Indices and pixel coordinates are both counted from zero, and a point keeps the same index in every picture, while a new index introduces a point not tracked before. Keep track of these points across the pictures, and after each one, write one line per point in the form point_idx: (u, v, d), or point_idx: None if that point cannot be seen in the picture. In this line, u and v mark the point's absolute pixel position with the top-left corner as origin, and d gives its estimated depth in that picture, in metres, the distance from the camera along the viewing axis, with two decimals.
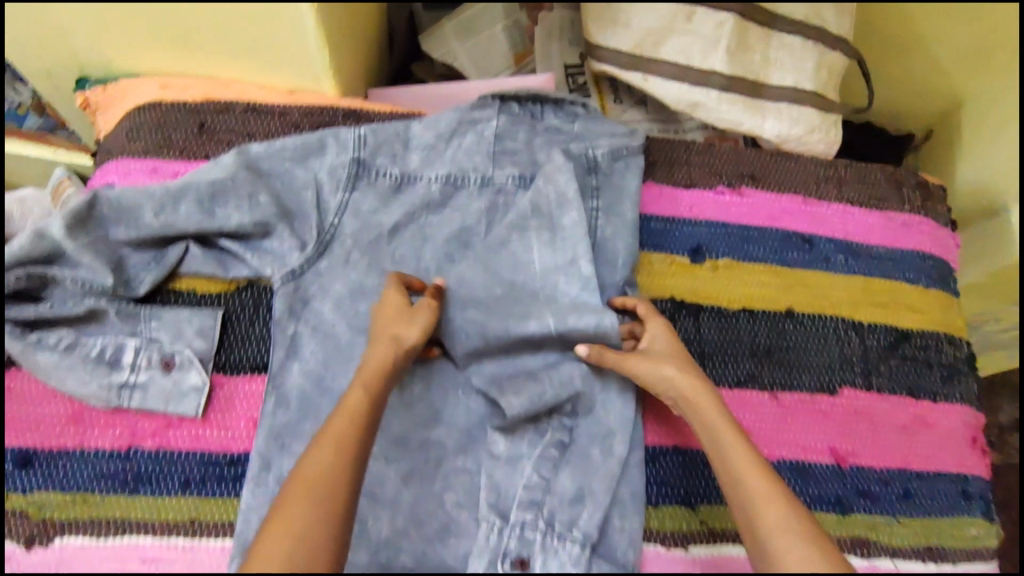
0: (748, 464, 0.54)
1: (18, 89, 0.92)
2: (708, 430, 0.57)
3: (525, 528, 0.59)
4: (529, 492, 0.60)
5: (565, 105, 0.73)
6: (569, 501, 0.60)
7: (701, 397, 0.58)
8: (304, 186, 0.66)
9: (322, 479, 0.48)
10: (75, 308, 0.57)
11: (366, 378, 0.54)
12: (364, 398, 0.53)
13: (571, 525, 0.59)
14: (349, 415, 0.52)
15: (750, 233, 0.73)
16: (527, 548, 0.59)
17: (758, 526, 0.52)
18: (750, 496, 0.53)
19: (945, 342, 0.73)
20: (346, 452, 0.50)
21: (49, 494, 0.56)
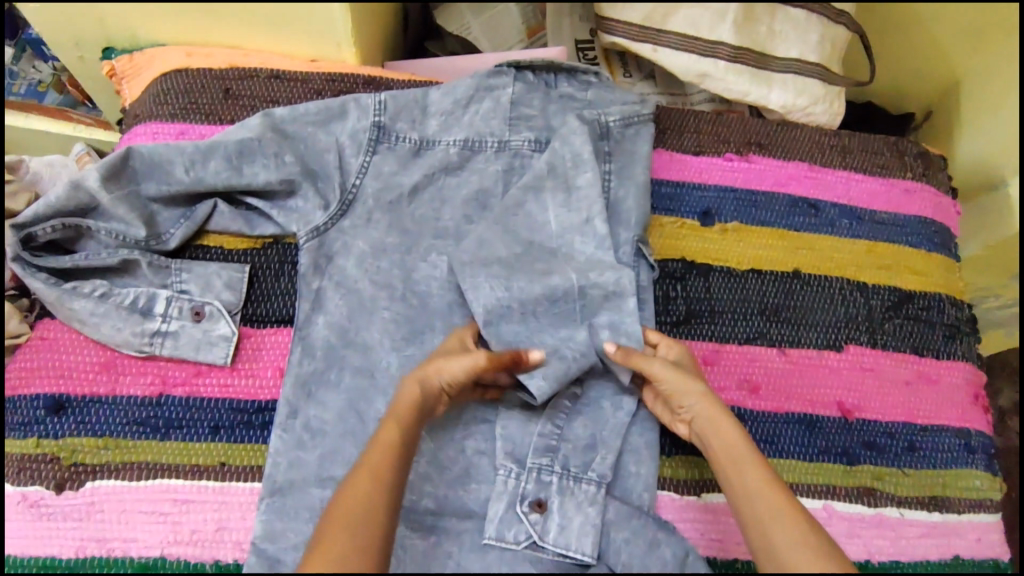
0: (765, 488, 0.55)
1: (39, 67, 0.97)
2: (723, 453, 0.57)
3: (542, 471, 0.60)
4: (544, 440, 0.61)
5: (578, 74, 0.74)
6: (581, 448, 0.62)
7: (720, 426, 0.58)
8: (327, 148, 0.66)
9: (357, 512, 0.48)
10: (107, 258, 0.60)
11: (400, 416, 0.54)
12: (397, 435, 0.52)
13: (585, 467, 0.61)
14: (383, 446, 0.51)
15: (758, 197, 0.75)
16: (544, 491, 0.60)
17: (777, 550, 0.51)
18: (768, 519, 0.53)
19: (948, 302, 0.74)
20: (380, 482, 0.50)
21: (81, 439, 0.58)
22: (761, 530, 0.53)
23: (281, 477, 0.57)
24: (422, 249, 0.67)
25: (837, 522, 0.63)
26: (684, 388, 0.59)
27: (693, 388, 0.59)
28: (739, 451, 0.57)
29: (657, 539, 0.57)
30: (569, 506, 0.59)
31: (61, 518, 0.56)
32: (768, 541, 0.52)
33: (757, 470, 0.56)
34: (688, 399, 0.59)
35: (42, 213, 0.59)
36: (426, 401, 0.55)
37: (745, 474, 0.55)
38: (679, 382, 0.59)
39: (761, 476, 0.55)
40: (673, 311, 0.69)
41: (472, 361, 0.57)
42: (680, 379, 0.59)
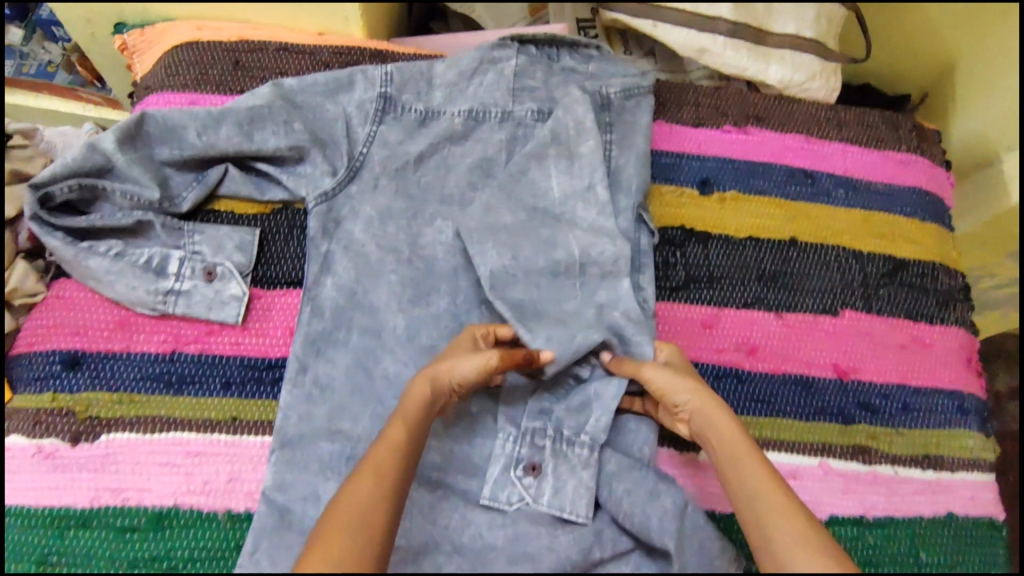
0: (765, 487, 0.51)
1: (49, 49, 0.98)
2: (722, 452, 0.55)
3: (535, 435, 0.61)
4: (538, 402, 0.63)
5: (580, 48, 0.76)
6: (575, 410, 0.63)
7: (718, 424, 0.56)
8: (335, 118, 0.68)
9: (362, 509, 0.46)
10: (122, 219, 0.62)
11: (409, 413, 0.52)
12: (406, 432, 0.51)
13: (577, 432, 0.62)
14: (390, 443, 0.50)
15: (755, 168, 0.77)
16: (538, 455, 0.60)
17: (778, 553, 0.48)
18: (768, 520, 0.50)
19: (941, 270, 0.76)
20: (386, 480, 0.48)
21: (96, 393, 0.59)
22: (761, 533, 0.50)
23: (291, 430, 0.59)
24: (427, 215, 0.68)
25: (832, 479, 0.65)
26: (674, 384, 0.58)
27: (684, 384, 0.58)
28: (738, 448, 0.54)
29: (658, 489, 0.58)
30: (559, 471, 0.59)
31: (76, 469, 0.57)
32: (769, 543, 0.49)
33: (757, 469, 0.53)
34: (680, 395, 0.58)
35: (59, 173, 0.62)
36: (437, 399, 0.54)
37: (745, 474, 0.53)
38: (670, 380, 0.58)
39: (761, 475, 0.52)
40: (673, 277, 0.71)
41: (483, 362, 0.56)
42: (669, 374, 0.58)
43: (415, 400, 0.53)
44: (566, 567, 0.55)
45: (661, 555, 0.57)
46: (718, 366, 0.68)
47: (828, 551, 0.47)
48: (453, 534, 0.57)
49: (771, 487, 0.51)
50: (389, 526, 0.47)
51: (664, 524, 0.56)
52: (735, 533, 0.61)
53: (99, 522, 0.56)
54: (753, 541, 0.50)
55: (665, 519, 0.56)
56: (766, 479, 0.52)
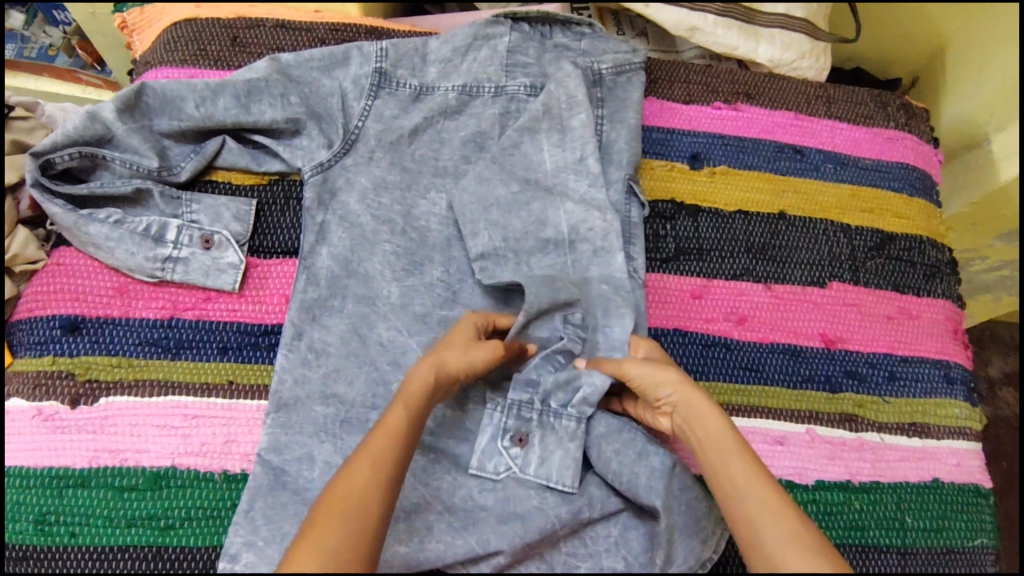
0: (754, 481, 0.50)
1: (49, 32, 0.99)
2: (709, 447, 0.53)
3: (522, 408, 0.61)
4: (526, 374, 0.62)
5: (572, 25, 0.77)
6: (562, 386, 0.61)
7: (702, 420, 0.54)
8: (330, 92, 0.69)
9: (359, 498, 0.45)
10: (121, 187, 0.64)
11: (409, 399, 0.51)
12: (406, 419, 0.50)
13: (566, 404, 0.61)
14: (388, 431, 0.49)
15: (745, 143, 0.78)
16: (526, 426, 0.61)
17: (767, 549, 0.46)
18: (756, 515, 0.48)
19: (928, 244, 0.77)
20: (383, 468, 0.47)
21: (96, 357, 0.60)
22: (750, 530, 0.48)
23: (287, 393, 0.60)
24: (422, 187, 0.69)
25: (819, 445, 0.66)
26: (658, 379, 0.57)
27: (668, 378, 0.56)
28: (725, 442, 0.53)
29: (647, 451, 0.58)
30: (545, 442, 0.60)
31: (74, 430, 0.58)
32: (758, 539, 0.47)
33: (744, 462, 0.51)
34: (664, 390, 0.57)
35: (60, 142, 0.63)
36: (439, 389, 0.54)
37: (731, 468, 0.51)
38: (653, 374, 0.57)
39: (749, 469, 0.50)
40: (663, 249, 0.72)
41: (492, 353, 0.56)
42: (652, 368, 0.57)
43: (416, 385, 0.52)
44: (555, 526, 0.57)
45: (648, 515, 0.58)
46: (707, 335, 0.69)
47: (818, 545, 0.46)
48: (445, 494, 0.58)
49: (758, 481, 0.49)
50: (384, 513, 0.46)
51: (652, 484, 0.56)
52: None
53: (97, 482, 0.57)
54: (741, 537, 0.49)
55: (653, 478, 0.56)
56: (753, 473, 0.50)
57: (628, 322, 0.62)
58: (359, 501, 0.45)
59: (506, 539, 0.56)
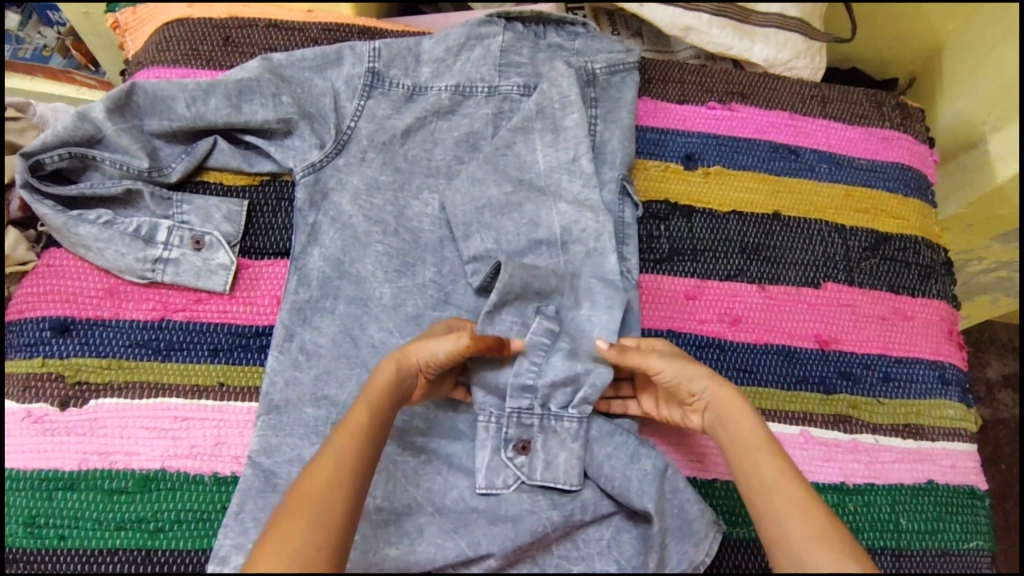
0: (781, 477, 0.50)
1: (44, 33, 0.99)
2: (735, 441, 0.54)
3: (522, 414, 0.60)
4: (522, 379, 0.60)
5: (566, 25, 0.77)
6: (562, 382, 0.60)
7: (728, 413, 0.55)
8: (323, 92, 0.69)
9: (321, 497, 0.45)
10: (111, 188, 0.64)
11: (372, 397, 0.51)
12: (368, 416, 0.50)
13: (566, 405, 0.60)
14: (351, 430, 0.49)
15: (739, 143, 0.78)
16: (527, 432, 0.60)
17: (793, 544, 0.47)
18: (782, 510, 0.49)
19: (923, 244, 0.77)
20: (346, 468, 0.47)
21: (85, 359, 0.60)
22: (775, 524, 0.49)
23: (277, 395, 0.59)
24: (414, 187, 0.69)
25: (814, 447, 0.66)
26: (689, 375, 0.56)
27: (697, 373, 0.56)
28: (754, 438, 0.53)
29: (639, 453, 0.58)
30: (548, 446, 0.59)
31: (63, 432, 0.58)
32: (783, 533, 0.48)
33: (771, 458, 0.52)
34: (694, 386, 0.56)
35: (50, 142, 0.63)
36: (406, 382, 0.53)
37: (761, 463, 0.51)
38: (681, 370, 0.56)
39: (775, 464, 0.51)
40: (657, 249, 0.71)
41: (456, 343, 0.54)
42: (682, 365, 0.56)
43: (379, 382, 0.52)
44: (547, 529, 0.56)
45: (641, 518, 0.58)
46: (701, 336, 0.68)
47: (842, 541, 0.47)
48: (436, 496, 0.58)
49: (788, 476, 0.50)
50: (349, 514, 0.46)
51: (645, 486, 0.56)
52: (717, 500, 0.62)
53: (86, 484, 0.56)
54: (764, 530, 0.49)
55: (646, 481, 0.56)
56: (779, 469, 0.51)
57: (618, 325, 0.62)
58: (321, 501, 0.45)
59: (497, 542, 0.55)
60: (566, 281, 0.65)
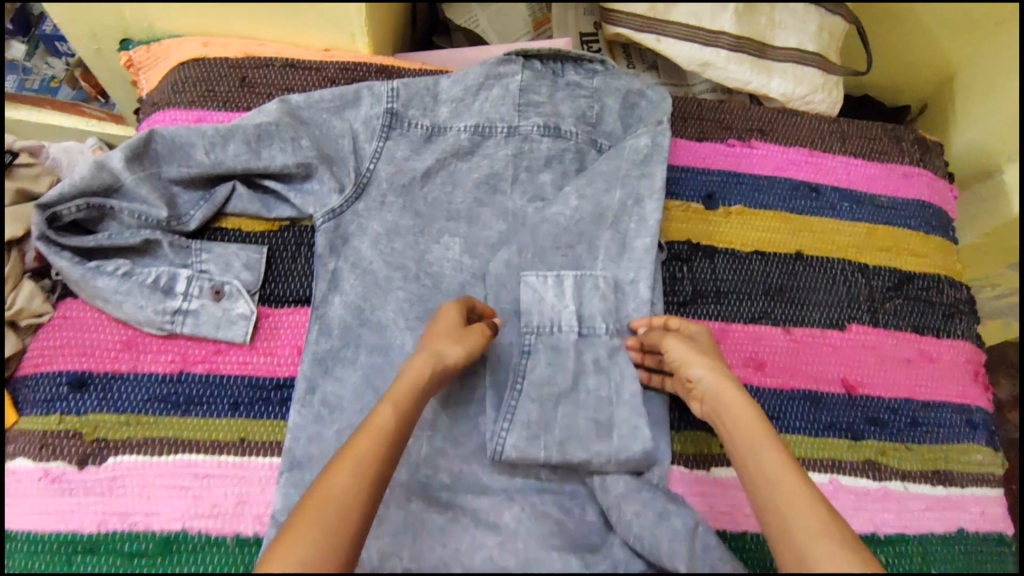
0: (783, 474, 0.51)
1: (51, 64, 0.96)
2: (739, 439, 0.54)
3: (595, 323, 0.65)
4: (585, 323, 0.65)
5: (584, 63, 0.75)
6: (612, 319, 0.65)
7: (742, 420, 0.55)
8: (341, 134, 0.68)
9: (337, 500, 0.45)
10: (129, 238, 0.62)
11: (399, 396, 0.52)
12: (393, 416, 0.51)
13: (618, 332, 0.65)
14: (376, 432, 0.49)
15: (760, 182, 0.77)
16: (593, 350, 0.64)
17: (795, 538, 0.47)
18: (785, 507, 0.49)
19: (947, 283, 0.76)
20: (366, 472, 0.47)
21: (104, 415, 0.59)
22: (777, 517, 0.49)
23: (300, 451, 0.58)
24: (435, 231, 0.68)
25: (843, 495, 0.65)
26: (694, 359, 0.59)
27: (704, 361, 0.59)
28: (754, 435, 0.54)
29: (668, 511, 0.56)
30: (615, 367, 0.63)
31: (82, 492, 0.56)
32: (785, 527, 0.48)
33: (774, 455, 0.52)
34: (696, 372, 0.58)
35: (66, 193, 0.61)
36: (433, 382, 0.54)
37: (761, 456, 0.52)
38: (686, 353, 0.59)
39: (779, 465, 0.52)
40: (680, 292, 0.71)
41: (481, 338, 0.59)
42: (691, 349, 0.59)
43: (408, 380, 0.53)
44: None
45: None
46: None
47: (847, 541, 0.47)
48: (464, 557, 0.55)
49: (788, 471, 0.51)
50: (361, 522, 0.46)
51: (675, 547, 0.53)
52: (749, 555, 0.60)
53: (105, 547, 0.55)
54: (776, 544, 0.48)
55: (676, 540, 0.53)
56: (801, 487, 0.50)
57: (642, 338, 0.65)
58: (335, 503, 0.45)
59: None
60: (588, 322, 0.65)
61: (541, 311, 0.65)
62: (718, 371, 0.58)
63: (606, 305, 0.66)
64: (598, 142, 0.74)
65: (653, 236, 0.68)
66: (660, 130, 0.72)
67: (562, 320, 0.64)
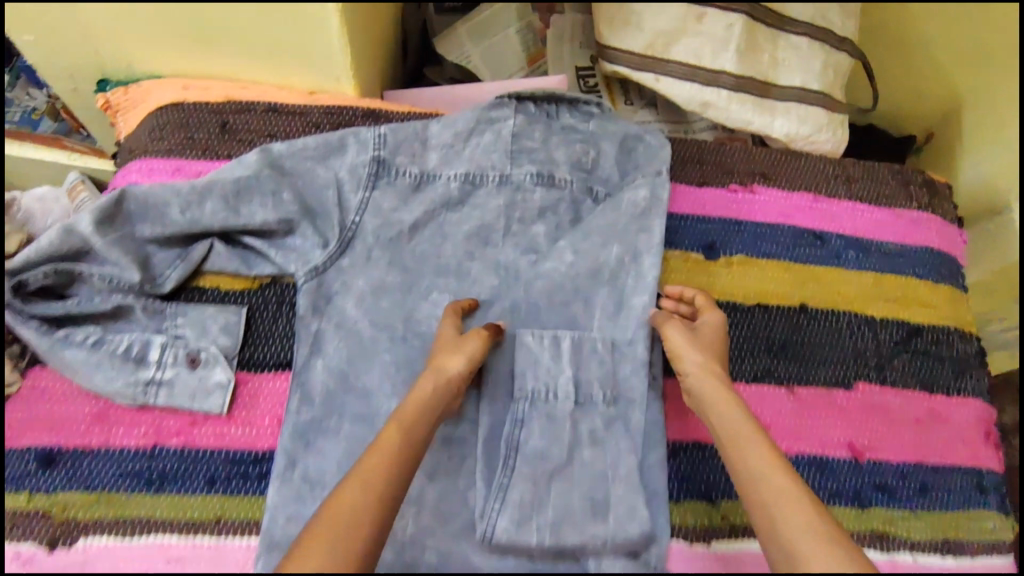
0: (772, 473, 0.52)
1: (33, 94, 0.91)
2: (726, 435, 0.55)
3: (590, 387, 0.62)
4: (580, 388, 0.62)
5: (580, 104, 0.71)
6: (608, 383, 0.62)
7: (729, 417, 0.56)
8: (326, 184, 0.64)
9: (346, 519, 0.46)
10: (100, 305, 0.59)
11: (404, 417, 0.53)
12: (399, 437, 0.51)
13: (615, 396, 0.62)
14: (384, 452, 0.50)
15: (762, 231, 0.74)
16: (589, 417, 0.61)
17: (784, 534, 0.49)
18: (772, 502, 0.50)
19: (956, 335, 0.73)
20: (377, 492, 0.48)
21: (74, 493, 0.56)
22: (765, 511, 0.50)
23: (279, 532, 0.55)
24: (423, 288, 0.65)
25: None
26: (687, 353, 0.60)
27: (694, 357, 0.60)
28: (742, 432, 0.55)
29: None
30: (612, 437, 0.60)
31: None
32: (774, 522, 0.50)
33: (762, 451, 0.53)
34: (687, 366, 0.60)
35: (33, 259, 0.58)
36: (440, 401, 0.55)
37: (749, 453, 0.53)
38: (683, 347, 0.60)
39: (767, 461, 0.53)
40: None
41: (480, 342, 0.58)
42: (686, 340, 0.60)
43: (415, 400, 0.54)
44: None
45: None
46: None
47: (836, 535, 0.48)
48: None
49: (776, 466, 0.52)
50: (376, 537, 0.47)
51: None
52: None
53: None
54: (766, 537, 0.50)
55: None
56: (789, 482, 0.51)
57: (640, 403, 0.62)
58: (350, 520, 0.46)
59: None
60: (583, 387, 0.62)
61: (534, 375, 0.62)
62: (708, 367, 0.59)
63: (602, 368, 0.63)
64: (594, 190, 0.70)
65: (651, 293, 0.65)
66: (660, 181, 0.69)
67: (554, 387, 0.61)
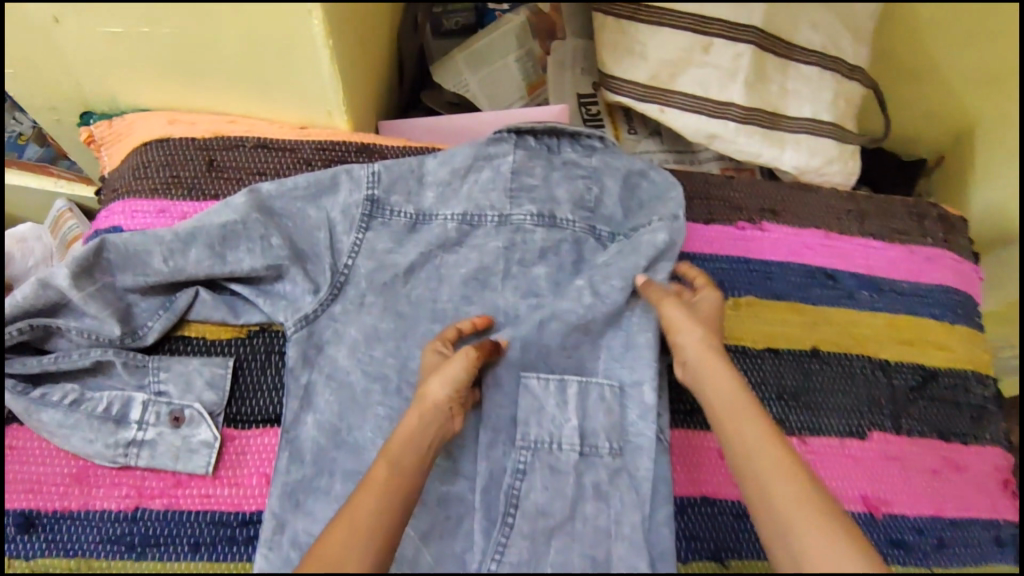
0: (765, 446, 0.50)
1: (18, 119, 0.84)
2: (721, 407, 0.53)
3: (593, 441, 0.59)
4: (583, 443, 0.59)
5: (581, 138, 0.68)
6: (612, 435, 0.59)
7: (725, 388, 0.54)
8: (317, 226, 0.61)
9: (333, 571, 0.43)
10: (77, 360, 0.57)
11: (393, 452, 0.50)
12: (388, 475, 0.49)
13: (620, 450, 0.59)
14: (375, 489, 0.48)
15: (772, 270, 0.72)
16: (592, 473, 0.58)
17: (776, 504, 0.47)
18: (765, 474, 0.49)
19: (973, 379, 0.71)
20: (365, 532, 0.46)
21: (51, 560, 0.53)
22: (758, 483, 0.49)
23: None
24: (418, 334, 0.62)
25: None
26: (684, 329, 0.57)
27: (693, 331, 0.57)
28: (738, 405, 0.53)
29: None
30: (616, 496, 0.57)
31: None
32: (766, 492, 0.48)
33: (758, 427, 0.51)
34: (683, 338, 0.57)
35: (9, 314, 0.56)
36: (432, 427, 0.52)
37: (745, 428, 0.51)
38: (683, 338, 0.57)
39: (763, 435, 0.51)
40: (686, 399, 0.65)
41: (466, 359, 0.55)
42: (685, 316, 0.58)
43: (404, 435, 0.51)
44: None
45: None
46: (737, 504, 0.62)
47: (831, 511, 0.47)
48: None
49: (772, 440, 0.50)
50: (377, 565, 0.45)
51: None
52: None
53: None
54: (757, 510, 0.48)
55: None
56: (784, 454, 0.50)
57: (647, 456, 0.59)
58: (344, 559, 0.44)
59: None
60: (586, 441, 0.59)
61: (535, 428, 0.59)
62: (706, 342, 0.57)
63: (605, 420, 0.60)
64: (597, 229, 0.67)
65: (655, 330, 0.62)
66: (677, 227, 0.65)
67: (555, 441, 0.59)
